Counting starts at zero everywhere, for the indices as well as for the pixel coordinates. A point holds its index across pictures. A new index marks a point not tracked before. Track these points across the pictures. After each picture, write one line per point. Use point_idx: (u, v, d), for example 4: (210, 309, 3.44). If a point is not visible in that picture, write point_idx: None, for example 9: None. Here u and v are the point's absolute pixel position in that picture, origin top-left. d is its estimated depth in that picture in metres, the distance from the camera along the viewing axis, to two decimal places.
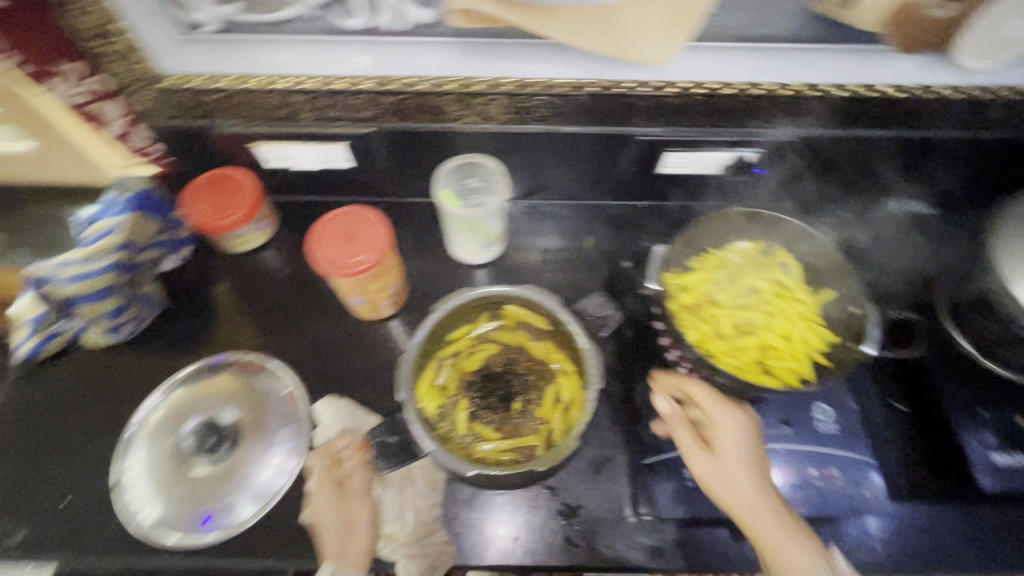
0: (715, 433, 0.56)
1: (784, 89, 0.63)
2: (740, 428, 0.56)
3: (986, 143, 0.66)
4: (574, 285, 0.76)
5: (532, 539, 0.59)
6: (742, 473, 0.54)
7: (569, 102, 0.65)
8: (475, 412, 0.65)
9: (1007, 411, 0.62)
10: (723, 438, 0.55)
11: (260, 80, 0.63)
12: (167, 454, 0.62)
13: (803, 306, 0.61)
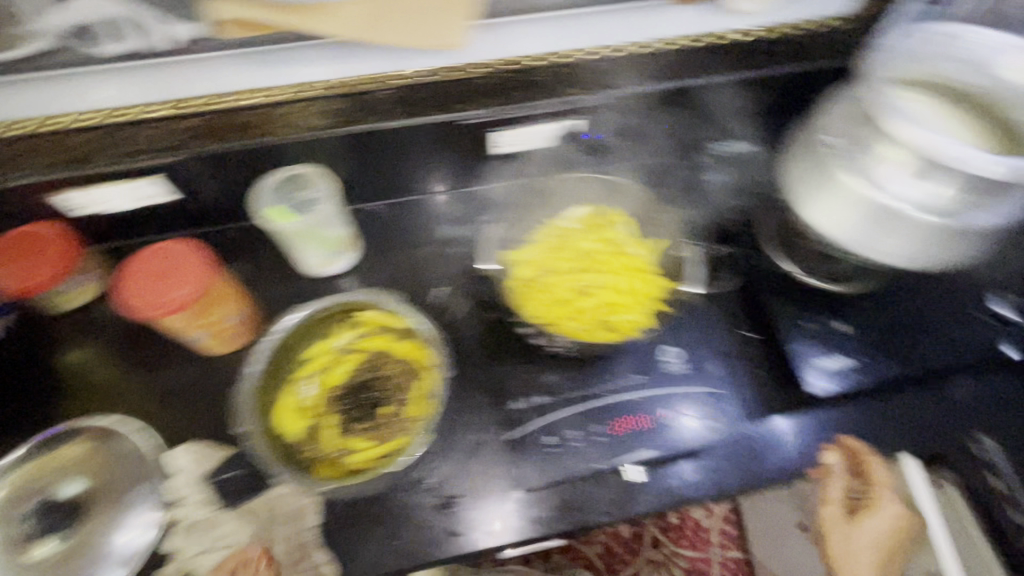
0: (869, 505, 0.58)
1: (583, 55, 0.66)
2: (893, 502, 0.57)
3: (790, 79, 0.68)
4: (431, 277, 0.73)
5: (410, 540, 0.58)
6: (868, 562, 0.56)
7: (383, 97, 0.65)
8: (343, 425, 0.63)
9: (828, 318, 0.66)
10: (876, 512, 0.57)
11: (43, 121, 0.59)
12: (9, 546, 0.57)
13: (630, 259, 0.65)
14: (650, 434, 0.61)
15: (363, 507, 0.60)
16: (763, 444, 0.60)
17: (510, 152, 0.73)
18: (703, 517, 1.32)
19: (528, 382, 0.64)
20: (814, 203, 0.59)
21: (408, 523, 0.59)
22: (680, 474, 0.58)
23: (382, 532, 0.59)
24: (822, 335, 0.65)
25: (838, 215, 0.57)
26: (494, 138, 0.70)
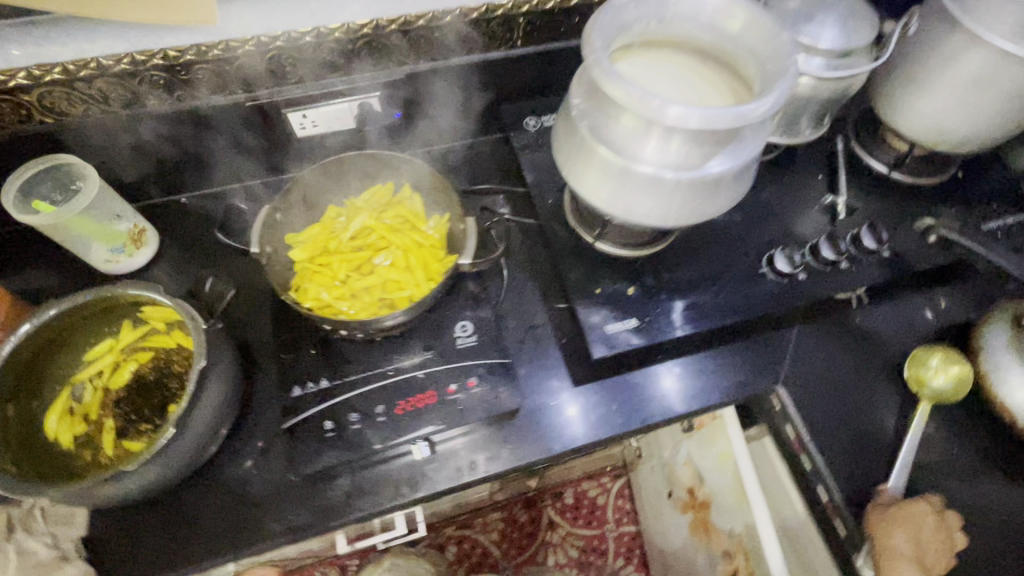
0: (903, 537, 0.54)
1: (364, 27, 0.61)
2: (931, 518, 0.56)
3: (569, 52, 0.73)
4: (235, 267, 0.71)
5: (190, 538, 0.56)
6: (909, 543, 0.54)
7: (139, 80, 0.59)
8: (125, 426, 0.60)
9: (616, 283, 0.67)
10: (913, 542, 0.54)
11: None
12: None
13: (417, 235, 0.62)
14: (436, 412, 0.58)
15: (136, 512, 0.57)
16: (594, 400, 0.64)
17: (315, 135, 0.71)
18: (598, 494, 1.30)
19: (313, 364, 0.61)
20: (582, 179, 0.56)
21: (186, 524, 0.56)
22: (471, 443, 0.60)
23: (155, 535, 0.56)
24: (610, 300, 0.65)
25: (606, 187, 0.55)
26: (292, 119, 0.68)
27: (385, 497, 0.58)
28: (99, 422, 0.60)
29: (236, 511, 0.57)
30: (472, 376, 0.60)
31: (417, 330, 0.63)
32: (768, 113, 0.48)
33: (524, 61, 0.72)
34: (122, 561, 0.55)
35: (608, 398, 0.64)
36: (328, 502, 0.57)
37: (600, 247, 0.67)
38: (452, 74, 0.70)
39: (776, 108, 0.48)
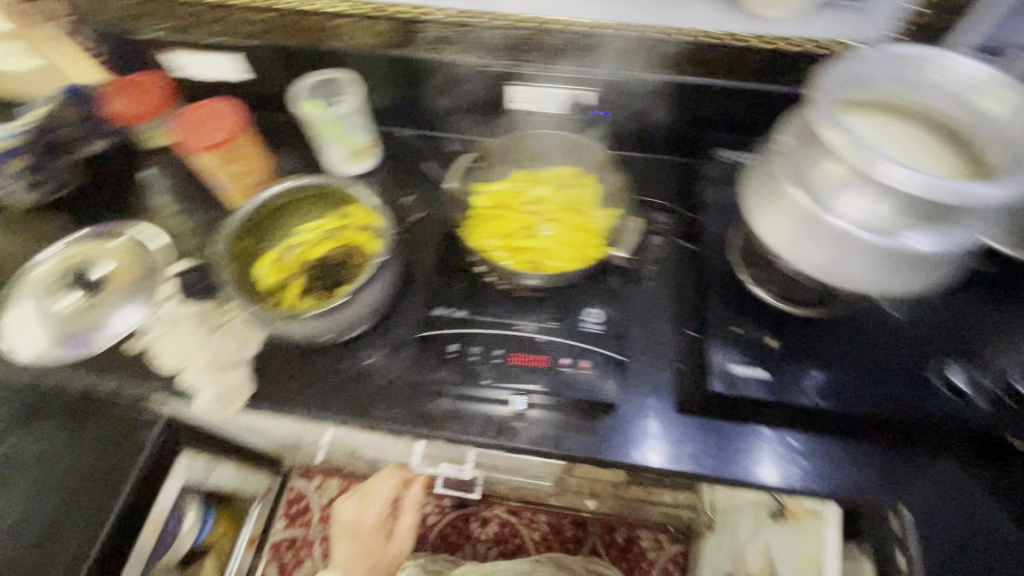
0: None
1: (599, 27, 0.72)
2: None
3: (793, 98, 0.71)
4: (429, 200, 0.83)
5: (321, 395, 0.68)
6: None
7: (422, 29, 0.76)
8: (308, 288, 0.74)
9: (762, 331, 0.63)
10: None
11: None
12: (49, 289, 0.75)
13: (588, 220, 0.68)
14: (546, 376, 0.62)
15: (290, 355, 0.70)
16: (690, 431, 0.63)
17: (524, 110, 0.80)
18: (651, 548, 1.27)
19: (457, 294, 0.68)
20: (757, 213, 0.56)
21: (321, 379, 0.69)
22: (562, 420, 0.64)
23: (297, 379, 0.69)
24: (746, 344, 0.62)
25: (779, 227, 0.53)
26: (513, 93, 0.77)
27: (472, 428, 0.64)
28: (291, 278, 0.74)
29: (359, 386, 0.68)
30: (588, 359, 0.63)
31: (553, 301, 0.67)
32: (999, 199, 0.44)
33: (743, 99, 0.72)
34: (270, 386, 0.69)
35: (708, 442, 0.62)
36: (426, 410, 0.65)
37: (753, 289, 0.65)
38: (663, 93, 0.74)
39: (1011, 196, 0.45)
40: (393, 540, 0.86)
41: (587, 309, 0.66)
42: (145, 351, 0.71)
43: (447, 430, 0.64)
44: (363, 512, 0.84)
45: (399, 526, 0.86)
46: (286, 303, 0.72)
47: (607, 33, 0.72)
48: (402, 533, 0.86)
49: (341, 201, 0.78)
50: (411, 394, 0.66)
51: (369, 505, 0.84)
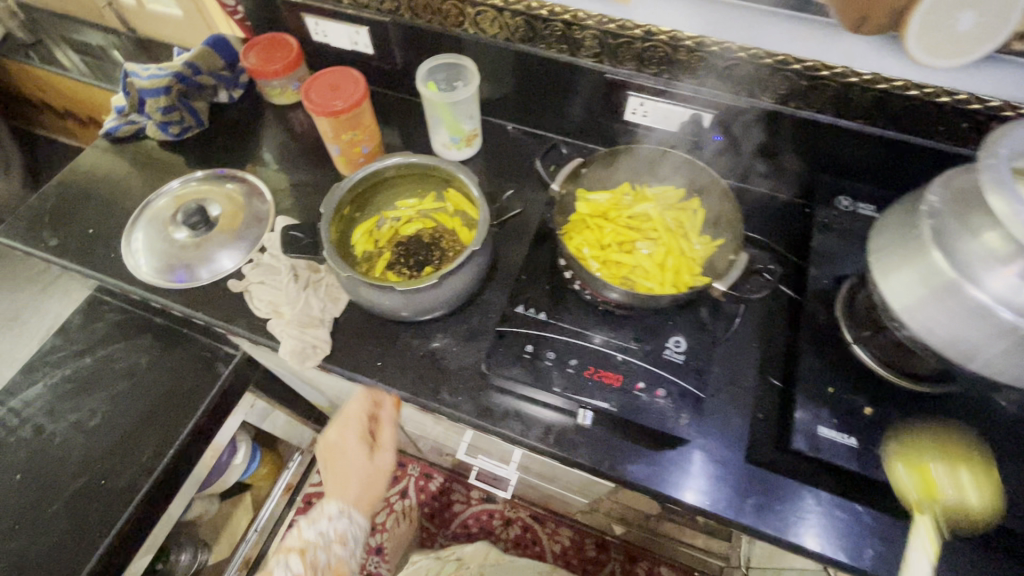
0: None
1: (738, 50, 0.66)
2: None
3: (925, 152, 0.68)
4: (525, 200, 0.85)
5: (393, 369, 0.69)
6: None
7: (546, 26, 0.74)
8: (394, 263, 0.76)
9: (857, 396, 0.59)
10: None
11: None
12: (166, 220, 0.81)
13: (688, 245, 0.65)
14: (616, 396, 0.61)
15: (367, 324, 0.73)
16: (752, 485, 0.60)
17: (636, 122, 0.81)
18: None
19: (540, 296, 0.68)
20: (888, 271, 0.52)
21: (393, 353, 0.70)
22: (623, 443, 0.63)
23: (370, 349, 0.71)
24: (837, 406, 0.58)
25: (915, 290, 0.49)
26: (631, 103, 0.78)
27: (533, 431, 0.65)
28: (381, 251, 0.77)
29: (431, 369, 0.69)
30: (662, 387, 0.61)
31: (637, 320, 0.65)
32: None
33: (874, 143, 0.69)
34: (343, 350, 0.71)
35: (768, 496, 0.60)
36: (493, 405, 0.66)
37: (852, 349, 0.61)
38: (785, 124, 0.72)
39: None
40: (377, 455, 0.72)
41: (671, 337, 0.63)
42: (245, 293, 0.74)
43: (512, 431, 0.65)
44: (339, 436, 0.71)
45: (381, 440, 0.71)
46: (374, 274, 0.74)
47: (744, 59, 0.67)
48: (387, 448, 0.72)
49: (441, 185, 0.79)
50: (481, 387, 0.68)
51: (343, 429, 0.71)
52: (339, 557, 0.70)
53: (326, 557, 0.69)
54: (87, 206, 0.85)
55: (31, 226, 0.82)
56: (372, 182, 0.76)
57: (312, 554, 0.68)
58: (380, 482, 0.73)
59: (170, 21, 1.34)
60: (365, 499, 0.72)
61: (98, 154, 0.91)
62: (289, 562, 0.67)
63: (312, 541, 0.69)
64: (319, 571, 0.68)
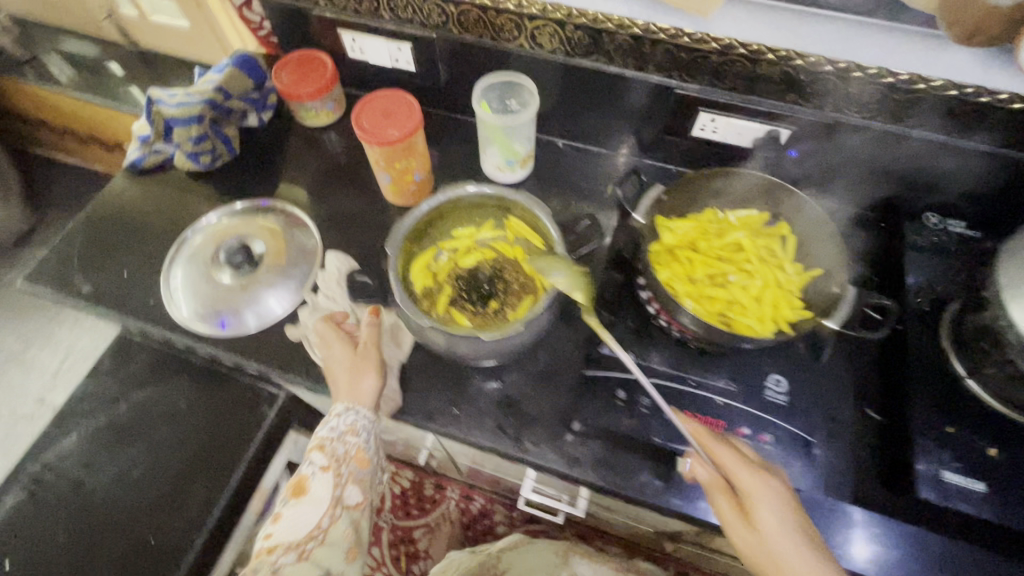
0: None
1: (827, 65, 0.61)
2: None
3: None
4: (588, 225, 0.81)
5: (467, 417, 0.66)
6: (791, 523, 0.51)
7: (611, 40, 0.68)
8: (456, 299, 0.70)
9: (979, 438, 0.56)
10: None
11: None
12: (206, 260, 0.76)
13: (784, 276, 0.61)
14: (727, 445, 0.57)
15: (437, 370, 0.69)
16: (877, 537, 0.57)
17: (704, 138, 0.76)
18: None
19: (624, 337, 0.65)
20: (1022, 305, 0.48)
21: (467, 401, 0.67)
22: None
23: (443, 397, 0.67)
24: (960, 450, 0.56)
25: None
26: (700, 119, 0.73)
27: (626, 481, 0.61)
28: (440, 286, 0.71)
29: (509, 417, 0.66)
30: (767, 432, 0.59)
31: (733, 359, 0.63)
32: None
33: (971, 158, 0.64)
34: (414, 400, 0.67)
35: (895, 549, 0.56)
36: (579, 453, 0.63)
37: (967, 385, 0.58)
38: (874, 142, 0.67)
39: None
40: (360, 350, 0.65)
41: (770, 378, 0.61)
42: (303, 341, 0.70)
43: (603, 482, 0.62)
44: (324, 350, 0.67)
45: (361, 339, 0.66)
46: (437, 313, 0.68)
47: (833, 75, 0.62)
48: (369, 342, 0.66)
49: (504, 215, 0.74)
50: (563, 431, 0.64)
51: (326, 342, 0.67)
52: (358, 447, 0.63)
53: (343, 450, 0.63)
54: (119, 246, 0.79)
55: (60, 271, 0.77)
56: (434, 215, 0.72)
57: (330, 448, 0.62)
58: (371, 372, 0.64)
59: (173, 33, 1.24)
60: (365, 391, 0.64)
61: (122, 186, 0.86)
62: (312, 459, 0.62)
63: (326, 437, 0.63)
64: (341, 462, 0.62)
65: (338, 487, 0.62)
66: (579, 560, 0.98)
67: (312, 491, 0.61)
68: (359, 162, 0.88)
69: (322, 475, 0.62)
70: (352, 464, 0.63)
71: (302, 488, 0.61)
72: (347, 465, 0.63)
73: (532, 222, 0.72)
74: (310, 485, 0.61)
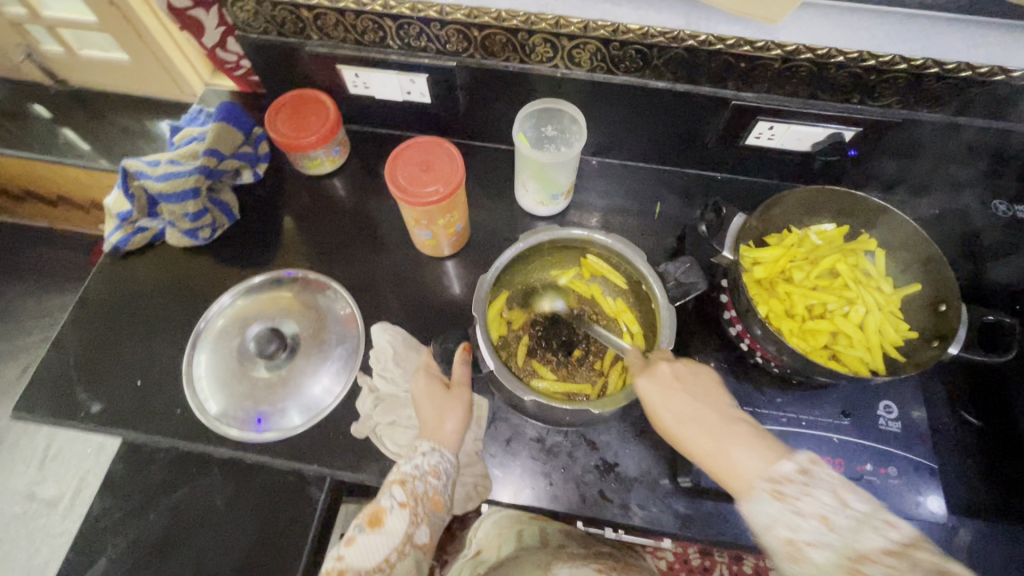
0: None
1: (904, 64, 0.56)
2: None
3: None
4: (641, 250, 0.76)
5: (564, 489, 0.61)
6: (677, 397, 0.51)
7: (663, 53, 0.61)
8: (535, 349, 0.65)
9: None
10: None
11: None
12: (233, 353, 0.68)
13: (883, 296, 0.58)
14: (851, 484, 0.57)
15: (524, 442, 0.63)
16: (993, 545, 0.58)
17: (758, 145, 0.71)
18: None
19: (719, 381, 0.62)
20: None
21: (562, 471, 0.62)
22: None
23: (537, 471, 0.62)
24: None
25: None
26: (758, 127, 0.67)
27: (743, 530, 0.60)
28: (518, 336, 0.65)
29: (608, 481, 0.62)
30: (890, 464, 0.57)
31: (839, 390, 0.61)
32: None
33: None
34: (506, 481, 0.62)
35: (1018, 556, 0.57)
36: (690, 509, 0.61)
37: None
38: (946, 137, 0.63)
39: None
40: (454, 390, 0.60)
41: (881, 405, 0.60)
42: (371, 437, 0.63)
43: (719, 534, 0.60)
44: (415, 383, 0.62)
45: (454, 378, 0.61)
46: (520, 368, 0.63)
47: (910, 74, 0.57)
48: (463, 382, 0.61)
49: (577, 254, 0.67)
50: (667, 486, 0.61)
51: (423, 374, 0.62)
52: (438, 488, 0.55)
53: (423, 488, 0.54)
54: (124, 350, 0.69)
55: (61, 391, 0.67)
56: (513, 260, 0.64)
57: (411, 485, 0.54)
58: (458, 415, 0.59)
59: (113, 70, 0.97)
60: (447, 432, 0.58)
61: (104, 276, 0.74)
62: (392, 492, 0.53)
63: (408, 472, 0.55)
64: (419, 501, 0.54)
65: (413, 525, 0.53)
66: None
67: (388, 523, 0.52)
68: (377, 209, 0.78)
69: (401, 512, 0.53)
70: (428, 505, 0.54)
71: (378, 518, 0.52)
72: (425, 505, 0.54)
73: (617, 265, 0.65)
74: (387, 518, 0.52)
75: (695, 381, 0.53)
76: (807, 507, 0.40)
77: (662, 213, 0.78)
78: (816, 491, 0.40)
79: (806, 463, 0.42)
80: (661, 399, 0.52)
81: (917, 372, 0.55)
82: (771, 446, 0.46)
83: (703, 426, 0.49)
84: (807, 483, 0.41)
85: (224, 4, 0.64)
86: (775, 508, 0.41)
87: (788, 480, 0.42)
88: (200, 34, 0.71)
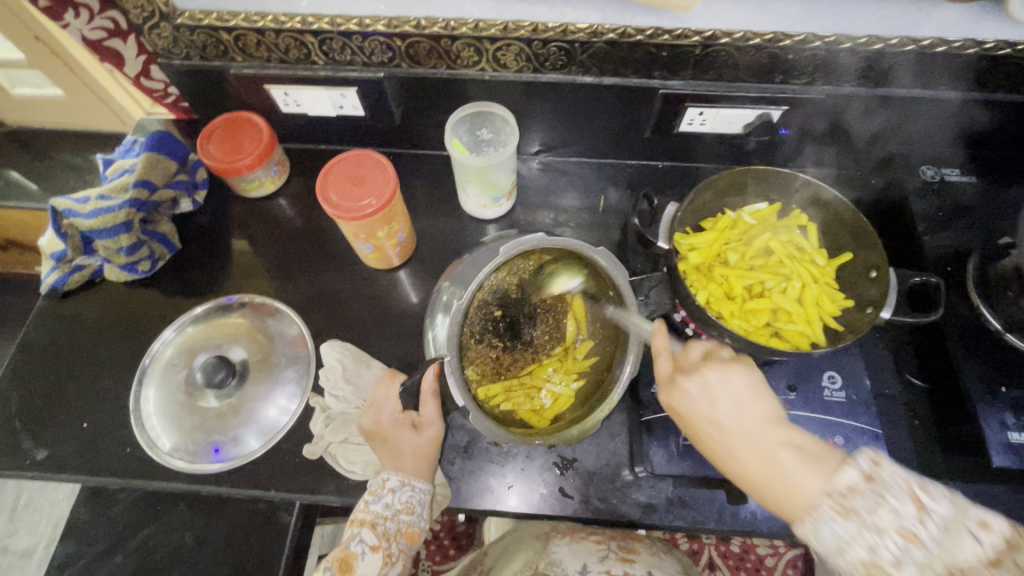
0: None
1: (819, 42, 0.57)
2: None
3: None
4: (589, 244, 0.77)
5: (528, 491, 0.61)
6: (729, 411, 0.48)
7: (585, 49, 0.60)
8: (484, 340, 0.60)
9: None
10: None
11: (247, 16, 0.60)
12: (180, 385, 0.67)
13: (818, 269, 0.60)
14: None
15: (482, 448, 0.63)
16: None
17: (691, 131, 0.71)
18: (769, 555, 1.12)
19: None
20: None
21: (522, 471, 0.62)
22: None
23: (499, 475, 0.62)
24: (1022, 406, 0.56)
25: None
26: (687, 115, 0.68)
27: (704, 513, 0.60)
28: (474, 328, 0.60)
29: (569, 478, 0.62)
30: (838, 434, 0.59)
31: (784, 364, 0.63)
32: None
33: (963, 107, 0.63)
34: (467, 488, 0.62)
35: None
36: (650, 497, 0.61)
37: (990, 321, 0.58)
38: (870, 107, 0.64)
39: None
40: (424, 432, 0.58)
41: (826, 376, 0.62)
42: (325, 456, 0.63)
43: (681, 519, 0.60)
44: (376, 418, 0.60)
45: (423, 418, 0.59)
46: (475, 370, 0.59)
47: (826, 51, 0.58)
48: (433, 422, 0.59)
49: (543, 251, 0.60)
50: (627, 476, 0.62)
51: (383, 413, 0.60)
52: (411, 523, 0.57)
53: (395, 527, 0.56)
54: (71, 391, 0.68)
55: (6, 440, 0.65)
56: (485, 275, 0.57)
57: (382, 527, 0.55)
58: (421, 449, 0.58)
59: (47, 105, 0.94)
60: (410, 465, 0.57)
61: (43, 318, 0.72)
62: (362, 536, 0.54)
63: (379, 514, 0.56)
64: (392, 540, 0.55)
65: (387, 565, 0.55)
66: (560, 543, 0.66)
67: (359, 569, 0.54)
68: (322, 225, 0.78)
69: (372, 556, 0.54)
70: (401, 542, 0.56)
71: (349, 564, 0.53)
72: (399, 542, 0.56)
73: (589, 266, 0.61)
74: (358, 563, 0.54)
75: (738, 396, 0.49)
76: (886, 523, 0.39)
77: (606, 205, 0.79)
78: (892, 502, 0.40)
79: (870, 466, 0.41)
80: (715, 415, 0.48)
81: (855, 340, 0.56)
82: (825, 459, 0.44)
83: (750, 446, 0.47)
84: (880, 493, 0.40)
85: (141, 32, 0.62)
86: (847, 529, 0.40)
87: (855, 493, 0.41)
88: (122, 64, 0.69)
